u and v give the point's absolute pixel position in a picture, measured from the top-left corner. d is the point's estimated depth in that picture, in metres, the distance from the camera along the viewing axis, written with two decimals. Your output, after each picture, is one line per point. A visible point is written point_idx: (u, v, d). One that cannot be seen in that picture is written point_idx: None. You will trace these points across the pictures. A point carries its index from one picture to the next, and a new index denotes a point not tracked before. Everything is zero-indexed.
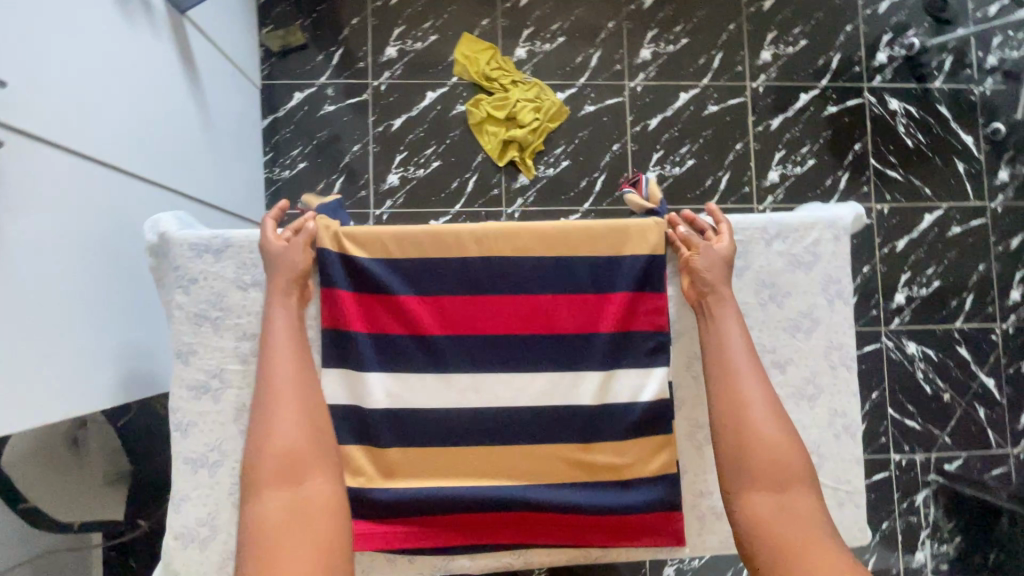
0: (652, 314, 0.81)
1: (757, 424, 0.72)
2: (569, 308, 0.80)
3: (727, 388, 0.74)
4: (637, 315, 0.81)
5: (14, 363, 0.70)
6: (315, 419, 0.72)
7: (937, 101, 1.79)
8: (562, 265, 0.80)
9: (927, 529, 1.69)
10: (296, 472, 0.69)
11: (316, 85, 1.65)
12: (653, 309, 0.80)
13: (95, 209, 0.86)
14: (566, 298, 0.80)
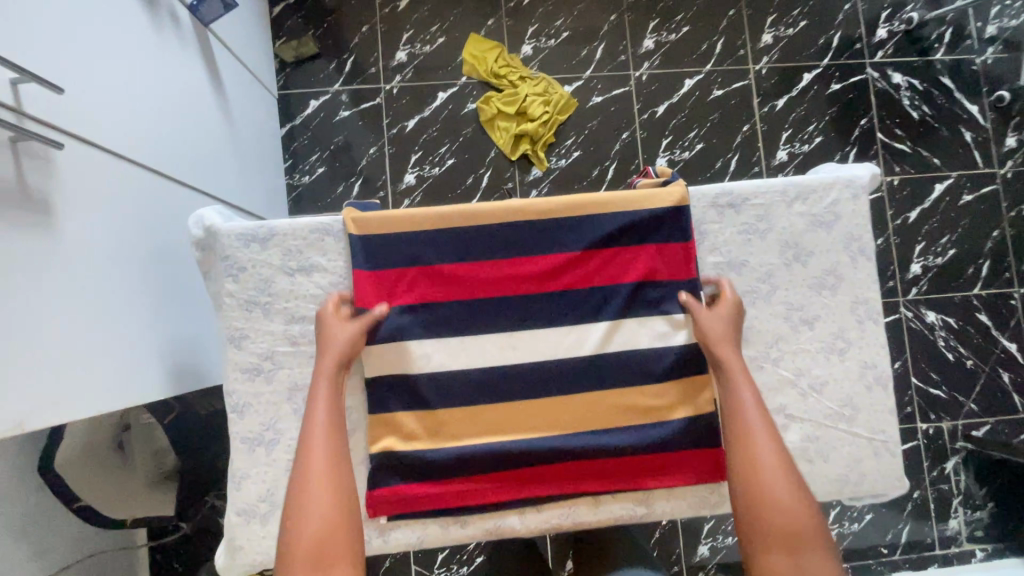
0: (679, 265, 0.83)
1: (775, 494, 0.68)
2: (599, 265, 0.83)
3: (740, 446, 0.72)
4: (662, 263, 0.83)
5: (73, 357, 0.72)
6: (345, 499, 0.69)
7: (940, 73, 1.81)
8: (590, 225, 0.83)
9: (960, 496, 1.69)
10: (327, 560, 0.65)
11: (331, 92, 1.70)
12: (681, 260, 0.83)
13: (143, 212, 0.90)
14: (594, 253, 0.83)
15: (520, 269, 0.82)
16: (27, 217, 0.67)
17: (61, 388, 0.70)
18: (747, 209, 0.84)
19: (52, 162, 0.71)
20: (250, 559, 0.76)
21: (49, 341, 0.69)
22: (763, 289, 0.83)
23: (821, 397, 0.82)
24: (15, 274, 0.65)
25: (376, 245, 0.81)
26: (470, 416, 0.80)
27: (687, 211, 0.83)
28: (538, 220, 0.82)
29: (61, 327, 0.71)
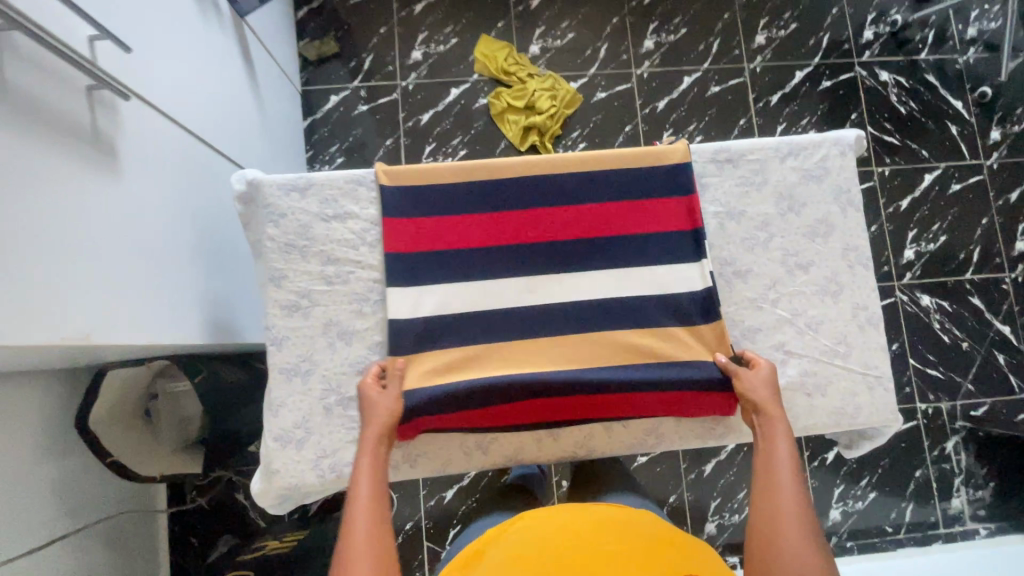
0: (685, 213, 0.88)
1: (789, 543, 0.68)
2: (612, 215, 0.89)
3: (763, 495, 0.73)
4: (670, 211, 0.89)
5: (128, 290, 0.78)
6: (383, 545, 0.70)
7: (925, 71, 1.91)
8: (603, 178, 0.89)
9: (961, 475, 1.71)
10: None
11: (350, 88, 1.80)
12: (685, 209, 0.88)
13: (190, 172, 0.98)
14: (607, 204, 0.89)
15: (536, 217, 0.88)
16: (92, 157, 0.74)
17: (118, 315, 0.75)
18: (744, 164, 0.91)
19: (116, 111, 0.80)
20: (285, 482, 0.82)
21: (110, 271, 0.75)
22: (760, 236, 0.90)
23: (817, 335, 0.88)
24: (83, 205, 0.72)
25: (403, 195, 0.87)
26: (493, 352, 0.86)
27: (690, 164, 0.89)
28: (553, 172, 0.89)
29: (119, 261, 0.77)
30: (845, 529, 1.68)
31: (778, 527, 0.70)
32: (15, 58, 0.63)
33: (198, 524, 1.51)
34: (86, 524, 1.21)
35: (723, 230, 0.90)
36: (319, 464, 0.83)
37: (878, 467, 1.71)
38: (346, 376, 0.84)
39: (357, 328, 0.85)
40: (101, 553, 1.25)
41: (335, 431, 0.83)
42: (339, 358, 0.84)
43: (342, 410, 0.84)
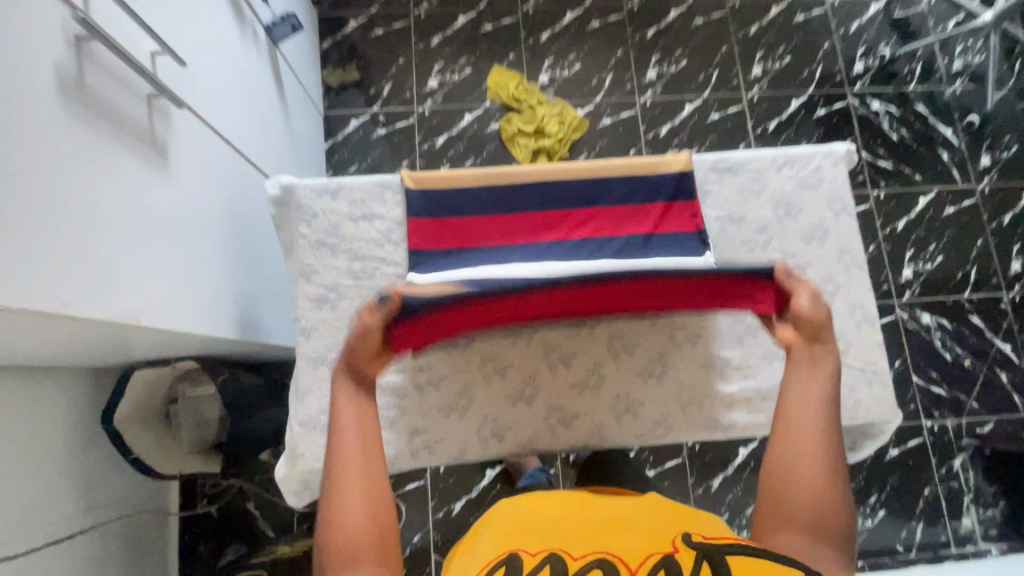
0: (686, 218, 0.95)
1: (810, 464, 0.62)
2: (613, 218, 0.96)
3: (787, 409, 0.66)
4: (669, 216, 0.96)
5: (169, 279, 0.84)
6: (371, 463, 0.62)
7: (914, 101, 2.01)
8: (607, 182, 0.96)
9: (970, 494, 1.71)
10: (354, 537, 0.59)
11: (369, 113, 1.91)
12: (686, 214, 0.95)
13: (228, 179, 1.05)
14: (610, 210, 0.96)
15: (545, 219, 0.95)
16: (148, 155, 0.82)
17: (161, 301, 0.81)
18: (743, 172, 0.98)
19: (169, 118, 0.87)
20: (309, 466, 0.85)
21: (156, 259, 0.81)
22: (760, 239, 0.96)
23: None
24: (137, 197, 0.79)
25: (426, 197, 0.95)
26: (508, 344, 0.91)
27: (691, 172, 0.96)
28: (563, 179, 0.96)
29: (163, 251, 0.83)
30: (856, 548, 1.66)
31: (798, 467, 0.62)
32: (91, 63, 0.72)
33: (207, 532, 1.52)
34: (101, 522, 1.23)
35: (725, 233, 0.96)
36: None
37: (885, 484, 1.71)
38: None
39: None
40: (111, 554, 1.25)
41: None
42: None
43: None
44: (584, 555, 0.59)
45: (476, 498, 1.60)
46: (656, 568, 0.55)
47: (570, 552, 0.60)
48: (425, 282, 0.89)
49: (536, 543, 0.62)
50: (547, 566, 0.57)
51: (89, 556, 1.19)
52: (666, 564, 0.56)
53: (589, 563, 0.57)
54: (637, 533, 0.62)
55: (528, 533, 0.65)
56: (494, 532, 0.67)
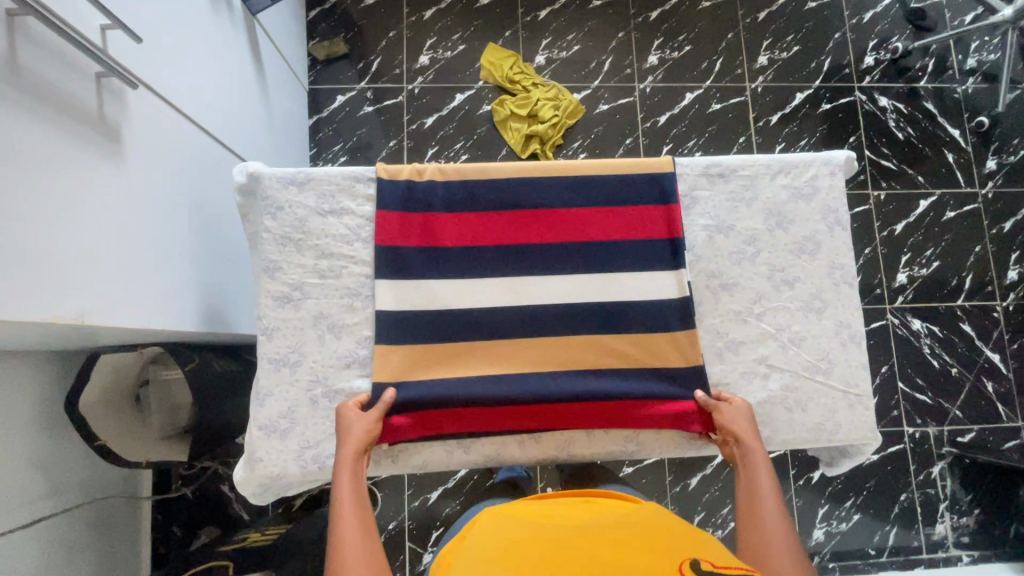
0: (666, 220, 0.91)
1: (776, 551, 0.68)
2: (600, 217, 0.91)
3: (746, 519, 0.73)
4: (655, 218, 0.91)
5: (123, 273, 0.79)
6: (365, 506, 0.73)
7: (924, 99, 1.94)
8: (599, 184, 0.91)
9: (945, 501, 1.71)
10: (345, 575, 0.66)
11: (356, 89, 1.83)
12: (666, 218, 0.91)
13: (193, 164, 0.99)
14: (596, 210, 0.91)
15: (527, 217, 0.90)
16: (95, 141, 0.76)
17: (110, 296, 0.77)
18: (735, 179, 0.93)
19: (123, 99, 0.81)
20: (267, 471, 0.82)
21: (106, 253, 0.76)
22: (748, 251, 0.91)
23: (801, 351, 0.89)
24: (83, 187, 0.73)
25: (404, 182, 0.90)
26: (478, 350, 0.87)
27: (675, 177, 0.92)
28: (537, 176, 0.91)
29: (115, 244, 0.79)
30: (828, 550, 1.67)
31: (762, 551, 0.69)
32: (26, 39, 0.65)
33: (182, 514, 1.51)
34: (72, 505, 1.22)
35: (712, 242, 0.91)
36: (302, 455, 0.83)
37: (862, 488, 1.70)
38: (335, 368, 0.85)
39: (347, 321, 0.86)
40: (80, 538, 1.24)
41: (320, 423, 0.84)
42: (328, 350, 0.85)
43: (328, 402, 0.84)
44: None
45: (453, 489, 1.59)
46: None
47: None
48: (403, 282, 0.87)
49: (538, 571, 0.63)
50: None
51: (58, 541, 1.17)
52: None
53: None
54: (642, 561, 0.64)
55: (528, 560, 0.66)
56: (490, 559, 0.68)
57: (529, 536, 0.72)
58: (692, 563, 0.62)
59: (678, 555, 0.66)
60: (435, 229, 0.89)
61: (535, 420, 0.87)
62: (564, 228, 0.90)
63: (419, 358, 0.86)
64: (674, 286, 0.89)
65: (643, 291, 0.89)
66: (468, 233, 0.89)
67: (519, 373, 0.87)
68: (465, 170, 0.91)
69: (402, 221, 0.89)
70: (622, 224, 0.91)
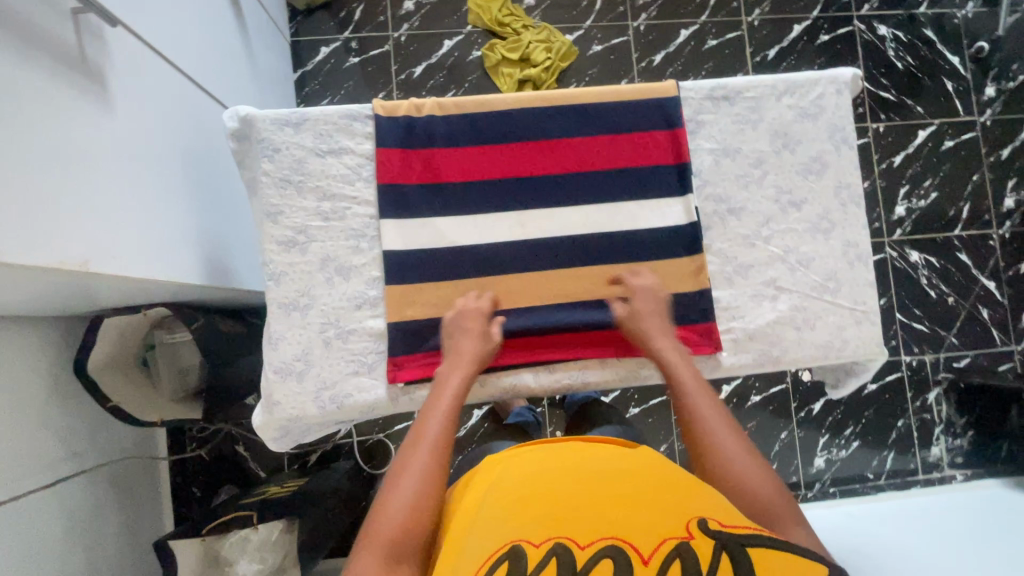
0: (671, 146, 0.89)
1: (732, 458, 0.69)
2: (603, 146, 0.89)
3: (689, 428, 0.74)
4: (660, 145, 0.89)
5: (120, 222, 0.78)
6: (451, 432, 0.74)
7: (923, 26, 1.89)
8: (603, 112, 0.89)
9: (941, 425, 1.77)
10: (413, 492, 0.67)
11: (340, 40, 1.76)
12: (671, 144, 0.89)
13: (183, 114, 0.96)
14: (598, 139, 0.89)
15: (528, 150, 0.88)
16: (77, 83, 0.73)
17: (111, 244, 0.75)
18: (741, 101, 0.91)
19: (104, 43, 0.78)
20: (286, 413, 0.83)
21: (100, 202, 0.75)
22: (755, 173, 0.90)
23: (808, 271, 0.90)
24: (69, 133, 0.71)
25: (400, 118, 0.88)
26: (487, 285, 0.86)
27: (680, 101, 0.90)
28: (537, 106, 0.89)
29: (112, 195, 0.77)
30: (829, 476, 1.73)
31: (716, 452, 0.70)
32: None
33: (199, 475, 1.54)
34: (90, 466, 1.23)
35: (719, 166, 0.90)
36: (320, 396, 0.83)
37: (861, 417, 1.75)
38: (346, 310, 0.85)
39: (354, 263, 0.86)
40: (103, 497, 1.26)
41: (335, 364, 0.84)
42: (337, 293, 0.85)
43: (342, 343, 0.84)
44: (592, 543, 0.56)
45: (464, 437, 1.63)
46: (672, 556, 0.53)
47: (575, 541, 0.57)
48: (408, 220, 0.86)
49: (538, 530, 0.59)
50: (553, 559, 0.54)
51: (79, 501, 1.18)
52: (680, 554, 0.54)
53: (597, 552, 0.54)
54: (649, 512, 0.61)
55: (528, 516, 0.62)
56: (489, 517, 0.64)
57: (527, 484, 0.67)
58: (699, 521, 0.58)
59: (684, 504, 0.62)
60: (437, 166, 0.87)
61: (542, 352, 0.87)
62: (567, 159, 0.89)
63: (429, 296, 0.86)
64: (681, 213, 0.88)
65: (651, 220, 0.88)
66: (471, 167, 0.88)
67: (527, 307, 0.87)
68: (463, 103, 0.88)
69: (402, 160, 0.87)
70: (626, 153, 0.89)
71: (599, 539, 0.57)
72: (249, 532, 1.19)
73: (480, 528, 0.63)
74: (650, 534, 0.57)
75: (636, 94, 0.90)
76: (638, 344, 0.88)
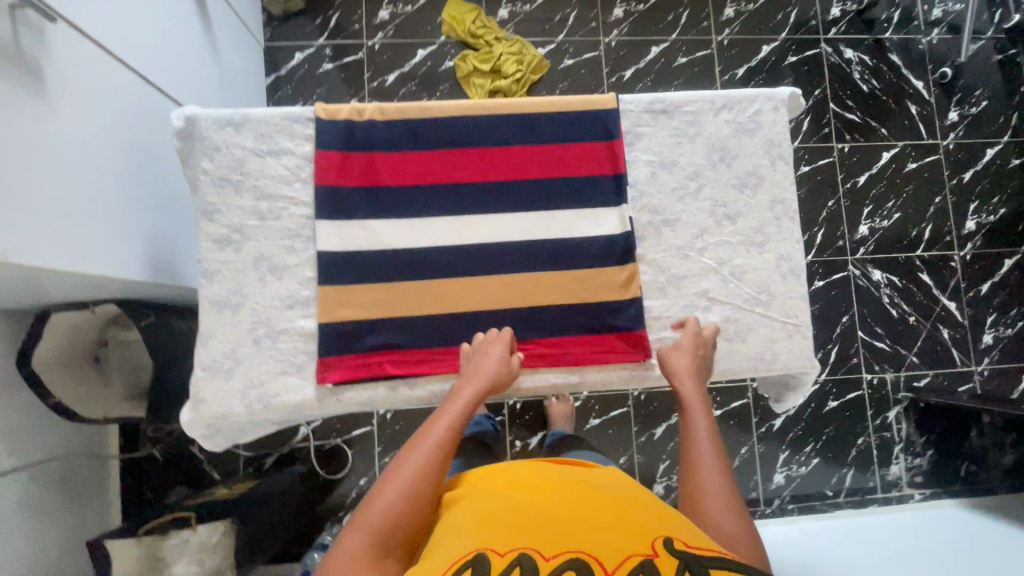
0: (608, 158, 0.91)
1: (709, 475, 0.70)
2: (542, 154, 0.90)
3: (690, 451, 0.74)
4: (597, 156, 0.91)
5: (49, 212, 0.77)
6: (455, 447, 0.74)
7: (889, 50, 1.93)
8: (542, 122, 0.91)
9: (901, 444, 1.78)
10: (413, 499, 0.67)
11: (314, 46, 1.78)
12: (607, 155, 0.91)
13: (128, 111, 0.97)
14: (536, 148, 0.90)
15: (466, 157, 0.90)
16: (15, 76, 0.74)
17: (39, 234, 0.75)
18: (680, 115, 0.93)
19: (44, 38, 0.79)
20: (212, 411, 0.82)
21: (37, 193, 0.75)
22: (691, 186, 0.92)
23: (741, 284, 0.91)
24: (2, 121, 0.71)
25: (340, 121, 0.88)
26: (421, 289, 0.87)
27: (619, 113, 0.92)
28: (477, 114, 0.90)
29: (48, 188, 0.78)
30: (788, 493, 1.73)
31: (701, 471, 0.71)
32: None
33: (151, 476, 1.53)
34: (40, 459, 1.23)
35: (655, 178, 0.92)
36: (247, 394, 0.83)
37: (821, 434, 1.76)
38: (277, 309, 0.85)
39: (288, 263, 0.86)
40: (49, 492, 1.25)
41: (264, 362, 0.84)
42: (269, 292, 0.85)
43: (272, 342, 0.84)
44: (556, 556, 0.54)
45: None
46: (634, 571, 0.52)
47: (542, 552, 0.55)
48: (344, 223, 0.87)
49: (505, 540, 0.58)
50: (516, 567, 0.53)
51: (24, 493, 1.17)
52: (643, 568, 0.52)
53: (560, 565, 0.53)
54: (616, 534, 0.59)
55: (500, 529, 0.60)
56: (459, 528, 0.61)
57: (500, 504, 0.66)
58: (665, 541, 0.57)
59: (654, 527, 0.61)
60: (374, 170, 0.88)
61: None
62: (504, 166, 0.90)
63: (362, 298, 0.86)
64: (616, 222, 0.90)
65: (586, 229, 0.90)
66: (411, 170, 0.89)
67: (459, 310, 0.87)
68: (403, 108, 0.90)
69: (340, 163, 0.88)
70: (564, 163, 0.91)
71: (566, 551, 0.55)
72: (188, 534, 1.15)
73: (448, 541, 0.61)
74: (617, 553, 0.55)
75: (576, 104, 0.92)
76: (572, 354, 0.88)
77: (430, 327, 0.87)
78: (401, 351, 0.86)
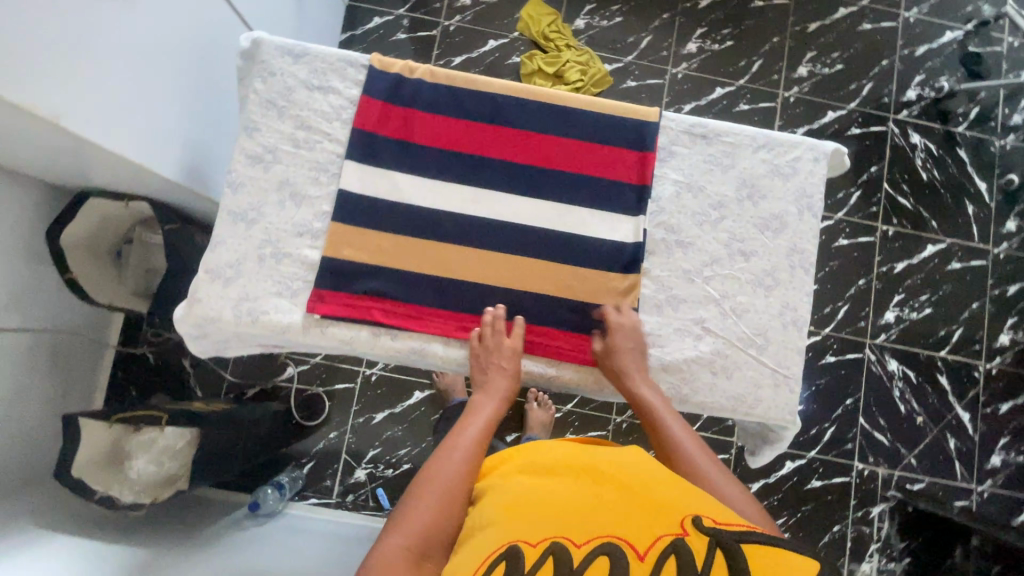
0: (636, 168, 0.91)
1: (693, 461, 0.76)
2: (574, 149, 0.92)
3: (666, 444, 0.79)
4: (626, 163, 0.92)
5: (107, 93, 0.82)
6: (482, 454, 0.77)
7: (957, 145, 1.88)
8: (581, 119, 0.92)
9: (878, 543, 1.70)
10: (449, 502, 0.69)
11: (394, 14, 1.85)
12: (636, 165, 0.91)
13: (203, 23, 1.03)
14: (569, 142, 0.92)
15: (500, 135, 0.92)
16: None
17: (93, 110, 0.80)
18: (718, 143, 0.93)
19: None
20: (203, 312, 0.85)
21: (102, 74, 0.81)
22: (712, 215, 0.92)
23: (739, 321, 0.90)
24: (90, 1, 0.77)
25: (392, 74, 0.92)
26: (426, 247, 0.89)
27: (658, 127, 0.92)
28: (520, 97, 0.93)
29: (113, 73, 0.83)
30: None
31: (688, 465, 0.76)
32: None
33: (138, 376, 1.58)
34: (37, 326, 1.27)
35: (679, 198, 0.92)
36: (239, 304, 0.86)
37: (797, 511, 1.69)
38: (288, 234, 0.88)
39: (310, 193, 0.89)
40: (39, 360, 1.29)
41: (263, 279, 0.87)
42: (284, 216, 0.88)
43: (275, 262, 0.87)
44: (589, 543, 0.56)
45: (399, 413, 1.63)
46: (666, 551, 0.53)
47: (574, 539, 0.57)
48: (371, 168, 0.90)
49: (535, 530, 0.59)
50: (550, 558, 0.54)
51: (17, 354, 1.22)
52: (677, 549, 0.53)
53: (594, 551, 0.54)
54: (645, 518, 0.60)
55: (527, 519, 0.60)
56: (491, 519, 0.62)
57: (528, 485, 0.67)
58: (693, 520, 0.59)
59: (678, 506, 0.62)
60: (411, 126, 0.91)
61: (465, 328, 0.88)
62: (534, 152, 0.91)
63: (368, 243, 0.89)
64: (629, 231, 0.90)
65: (598, 231, 0.90)
66: (445, 135, 0.91)
67: (457, 277, 0.89)
68: (452, 76, 0.93)
69: (381, 112, 0.91)
70: (592, 163, 0.92)
71: (596, 538, 0.57)
72: (155, 435, 1.20)
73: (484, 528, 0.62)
74: (646, 533, 0.57)
75: (618, 111, 0.93)
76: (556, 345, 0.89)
77: (425, 285, 0.88)
78: (391, 301, 0.88)
